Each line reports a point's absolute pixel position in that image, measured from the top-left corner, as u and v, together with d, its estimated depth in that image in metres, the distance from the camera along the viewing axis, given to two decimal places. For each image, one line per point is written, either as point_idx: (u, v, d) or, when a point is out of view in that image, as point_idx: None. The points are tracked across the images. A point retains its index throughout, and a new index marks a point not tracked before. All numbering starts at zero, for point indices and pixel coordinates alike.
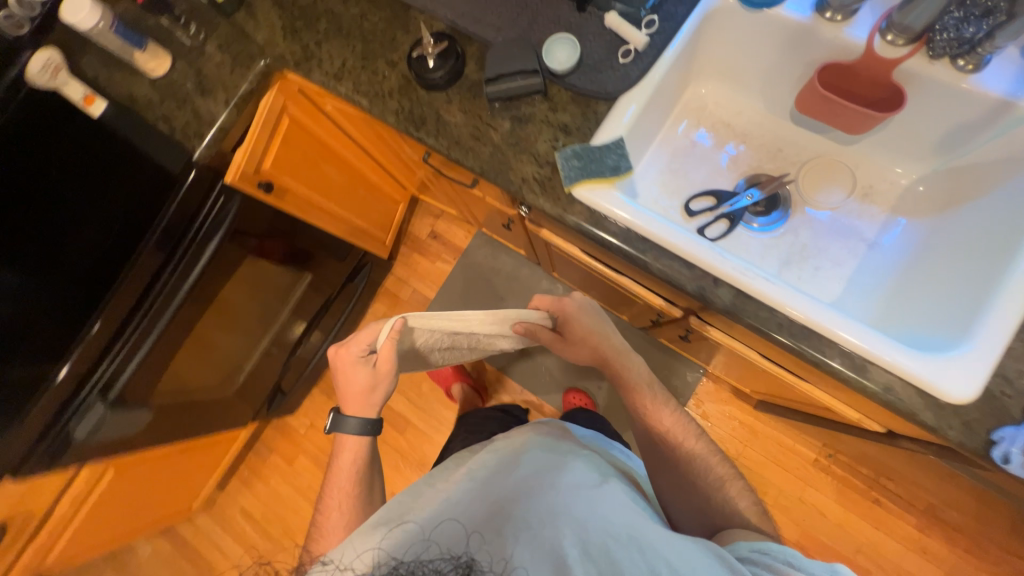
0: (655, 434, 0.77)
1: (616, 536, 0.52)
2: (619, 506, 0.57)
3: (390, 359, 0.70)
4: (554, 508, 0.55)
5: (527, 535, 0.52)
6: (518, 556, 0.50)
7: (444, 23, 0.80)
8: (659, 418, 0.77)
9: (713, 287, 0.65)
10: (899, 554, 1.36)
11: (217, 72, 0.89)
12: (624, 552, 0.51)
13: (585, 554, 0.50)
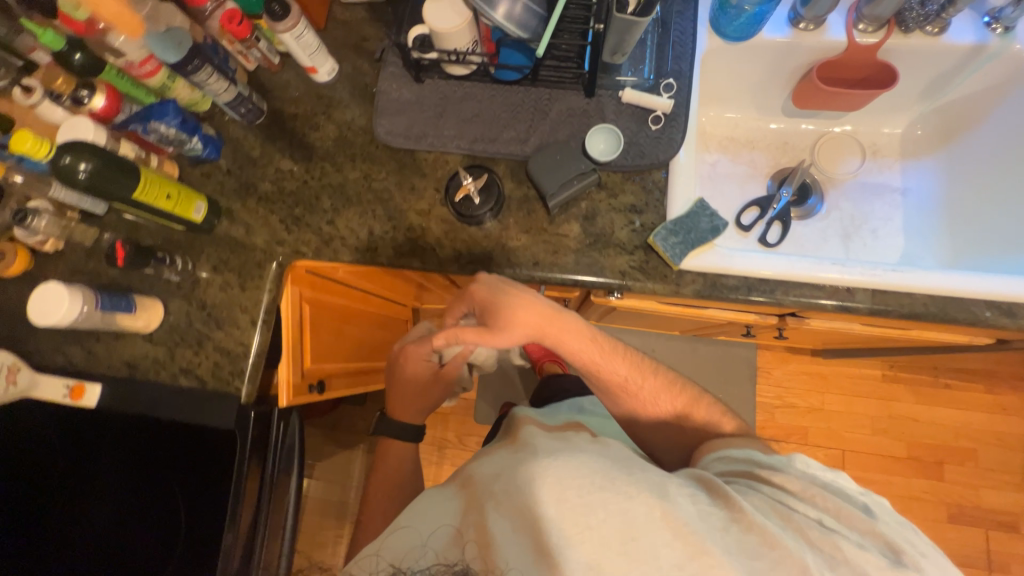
0: (610, 385, 0.72)
1: (587, 487, 0.49)
2: (601, 460, 0.53)
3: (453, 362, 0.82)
4: (519, 479, 0.51)
5: (510, 505, 0.50)
6: (501, 532, 0.49)
7: (460, 154, 0.77)
8: (613, 369, 0.70)
9: (850, 297, 0.66)
10: (989, 421, 1.46)
11: (225, 296, 0.77)
12: (595, 500, 0.48)
13: (563, 513, 0.47)
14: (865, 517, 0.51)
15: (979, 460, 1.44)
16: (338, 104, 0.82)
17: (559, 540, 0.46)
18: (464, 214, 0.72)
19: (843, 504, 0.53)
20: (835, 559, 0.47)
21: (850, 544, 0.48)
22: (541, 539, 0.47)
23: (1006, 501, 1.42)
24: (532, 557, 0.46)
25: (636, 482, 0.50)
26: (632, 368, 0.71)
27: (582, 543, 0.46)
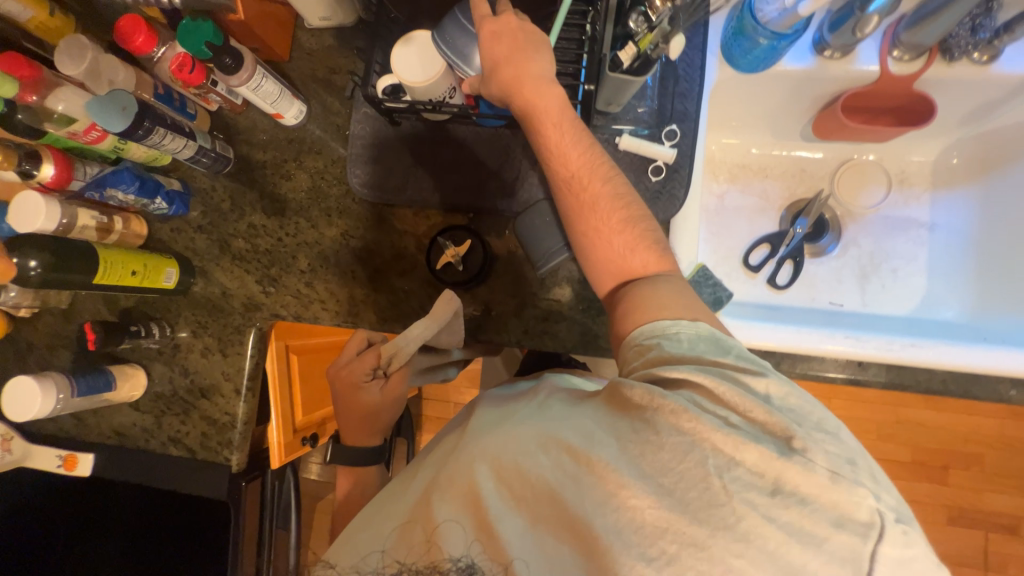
0: (586, 234, 0.55)
1: (523, 453, 0.44)
2: (538, 414, 0.47)
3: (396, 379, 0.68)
4: (456, 458, 0.47)
5: (446, 486, 0.45)
6: (438, 509, 0.44)
7: (442, 209, 0.71)
8: (599, 226, 0.55)
9: (862, 372, 0.63)
10: (1000, 426, 1.43)
11: (207, 363, 0.74)
12: (526, 462, 0.43)
13: (498, 485, 0.43)
14: (781, 409, 0.40)
15: (986, 464, 1.43)
16: (309, 148, 0.75)
17: (495, 513, 0.42)
18: (449, 281, 0.67)
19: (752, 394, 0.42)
20: (755, 474, 0.38)
21: (766, 444, 0.38)
22: (479, 513, 0.43)
23: (1009, 504, 1.42)
24: (474, 532, 0.43)
25: (568, 431, 0.44)
26: (616, 211, 0.54)
27: (518, 505, 0.43)
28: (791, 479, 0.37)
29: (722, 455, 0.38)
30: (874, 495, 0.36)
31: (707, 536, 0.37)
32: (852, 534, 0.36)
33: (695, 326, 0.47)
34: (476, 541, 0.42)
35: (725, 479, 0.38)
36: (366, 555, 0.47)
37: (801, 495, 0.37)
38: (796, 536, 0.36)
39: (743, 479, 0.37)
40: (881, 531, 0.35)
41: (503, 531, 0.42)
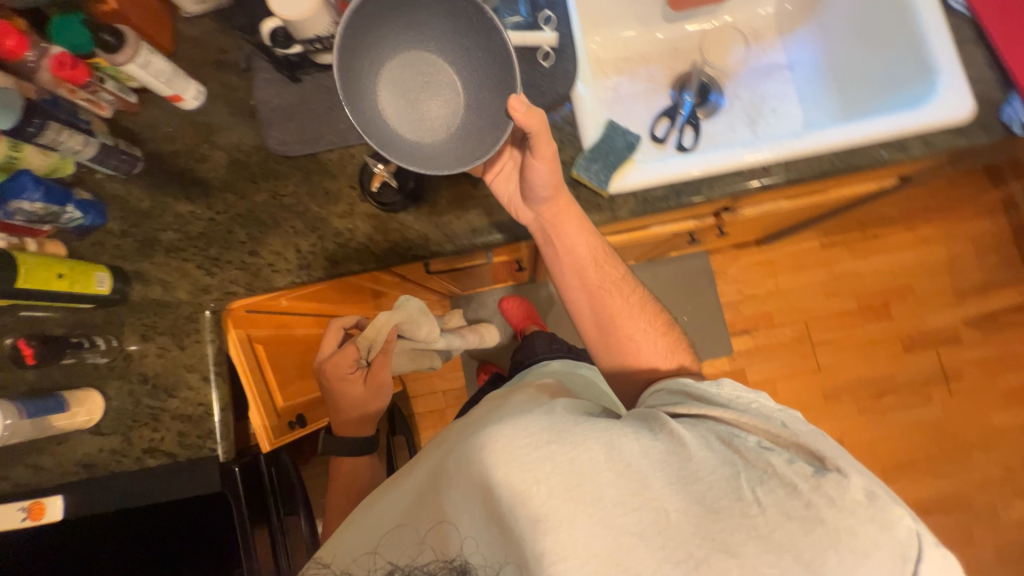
0: (619, 337, 0.71)
1: (529, 450, 0.51)
2: (544, 417, 0.54)
3: (380, 366, 0.83)
4: (464, 458, 0.54)
5: (455, 485, 0.54)
6: (449, 505, 0.54)
7: (364, 144, 0.73)
8: (630, 330, 0.71)
9: (767, 174, 0.71)
10: (916, 255, 1.62)
11: (165, 362, 0.71)
12: (537, 460, 0.50)
13: (507, 482, 0.50)
14: (800, 434, 0.52)
15: (916, 291, 1.60)
16: (218, 127, 0.76)
17: (507, 508, 0.50)
18: (388, 203, 0.69)
19: (764, 423, 0.54)
20: (769, 486, 0.48)
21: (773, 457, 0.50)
22: (491, 511, 0.51)
23: (945, 318, 1.59)
24: (484, 526, 0.52)
25: (574, 434, 0.52)
26: (636, 310, 0.71)
27: (528, 502, 0.49)
28: (814, 494, 0.47)
29: (726, 459, 0.51)
30: (909, 516, 0.46)
31: (739, 544, 0.46)
32: (893, 552, 0.45)
33: (718, 383, 0.61)
34: (490, 538, 0.52)
35: (726, 473, 0.50)
36: (359, 557, 0.57)
37: (835, 504, 0.46)
38: (834, 548, 0.45)
39: (748, 474, 0.49)
40: (918, 553, 0.45)
41: (514, 528, 0.50)
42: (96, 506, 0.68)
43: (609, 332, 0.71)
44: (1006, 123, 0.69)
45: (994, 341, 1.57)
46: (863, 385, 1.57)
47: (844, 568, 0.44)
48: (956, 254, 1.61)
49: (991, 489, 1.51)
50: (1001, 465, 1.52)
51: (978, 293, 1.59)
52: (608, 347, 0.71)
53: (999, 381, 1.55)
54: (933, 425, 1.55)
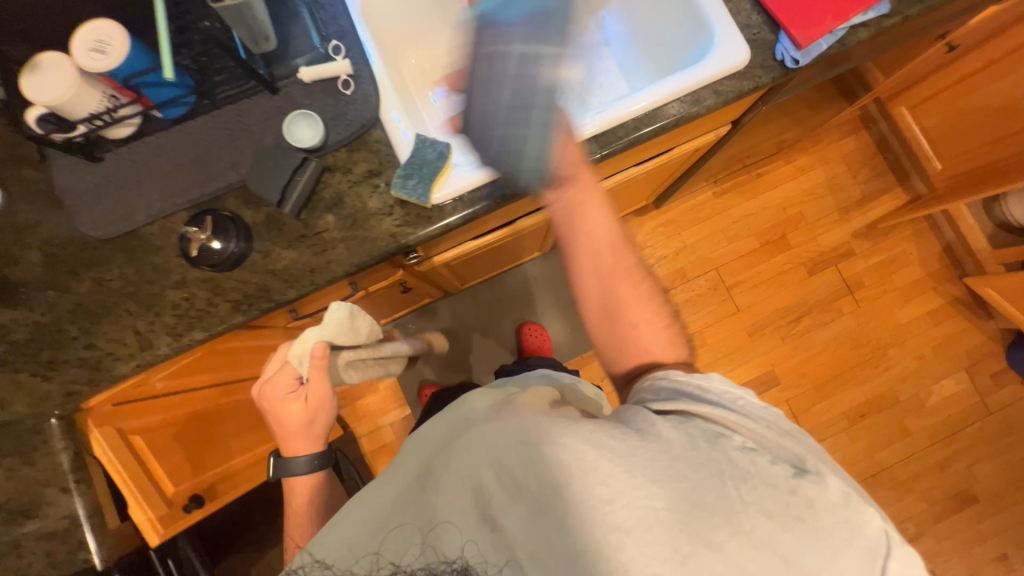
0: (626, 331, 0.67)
1: (517, 453, 0.52)
2: (529, 419, 0.55)
3: (320, 383, 0.74)
4: (454, 457, 0.56)
5: (444, 484, 0.55)
6: (439, 504, 0.54)
7: (183, 210, 0.71)
8: (636, 318, 0.67)
9: (581, 152, 0.74)
10: (799, 185, 1.73)
11: (15, 485, 0.66)
12: (524, 459, 0.52)
13: (497, 482, 0.53)
14: (783, 437, 0.54)
15: (807, 218, 1.71)
16: (26, 225, 0.72)
17: (499, 509, 0.52)
18: (214, 264, 0.67)
19: (752, 419, 0.56)
20: (755, 463, 0.49)
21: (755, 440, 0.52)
22: (483, 512, 0.53)
23: (837, 236, 1.70)
24: (474, 527, 0.52)
25: (563, 433, 0.52)
26: (648, 305, 0.67)
27: (518, 500, 0.51)
28: (794, 481, 0.47)
29: (707, 435, 0.52)
30: (881, 517, 0.46)
31: (724, 539, 0.45)
32: (863, 553, 0.45)
33: (707, 377, 0.60)
34: (482, 540, 0.52)
35: (708, 451, 0.50)
36: (358, 560, 0.55)
37: (811, 504, 0.46)
38: (812, 544, 0.45)
39: (723, 450, 0.50)
40: (887, 550, 0.45)
41: (504, 525, 0.51)
42: None
43: (616, 323, 0.67)
44: (780, 60, 0.75)
45: (882, 247, 1.69)
46: (781, 315, 1.65)
47: (821, 563, 0.44)
48: (833, 176, 1.73)
49: (912, 380, 1.63)
50: (914, 357, 1.64)
51: (860, 207, 1.71)
52: (619, 343, 0.68)
53: (895, 281, 1.68)
54: (849, 335, 1.65)
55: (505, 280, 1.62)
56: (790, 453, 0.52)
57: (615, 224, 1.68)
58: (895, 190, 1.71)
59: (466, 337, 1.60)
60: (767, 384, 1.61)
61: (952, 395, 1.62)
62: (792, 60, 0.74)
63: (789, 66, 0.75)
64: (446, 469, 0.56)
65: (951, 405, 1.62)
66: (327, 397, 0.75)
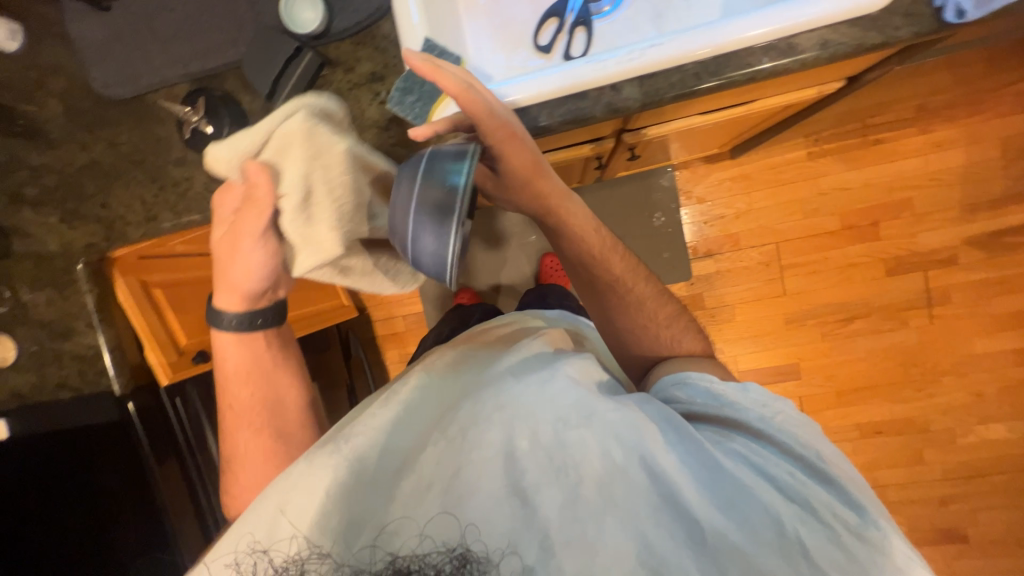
0: (637, 328, 0.78)
1: (562, 432, 0.58)
2: (574, 398, 0.62)
3: (247, 224, 0.56)
4: (478, 436, 0.58)
5: (471, 443, 0.58)
6: (470, 466, 0.56)
7: (184, 82, 0.68)
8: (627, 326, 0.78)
9: (617, 95, 0.60)
10: (923, 164, 1.39)
11: (54, 311, 0.78)
12: (570, 440, 0.58)
13: (533, 459, 0.56)
14: (823, 464, 0.59)
15: (916, 207, 1.40)
16: (46, 68, 0.72)
17: (534, 485, 0.55)
18: (206, 150, 0.66)
19: (790, 444, 0.61)
20: (791, 497, 0.56)
21: (783, 468, 0.58)
22: (515, 484, 0.55)
23: (944, 237, 1.40)
24: (511, 499, 0.54)
25: (608, 425, 0.59)
26: (648, 303, 0.78)
27: (556, 483, 0.55)
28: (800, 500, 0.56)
29: (735, 460, 0.59)
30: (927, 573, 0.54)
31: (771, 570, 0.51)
32: None
33: (744, 390, 0.67)
34: (513, 517, 0.53)
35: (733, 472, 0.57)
36: (361, 548, 0.52)
37: (868, 556, 0.53)
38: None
39: (746, 472, 0.58)
40: None
41: (538, 504, 0.54)
42: None
43: (619, 326, 0.78)
44: (939, 9, 0.53)
45: (995, 263, 1.39)
46: (831, 310, 1.47)
47: None
48: (976, 162, 1.37)
49: (954, 413, 1.46)
50: (970, 392, 1.45)
51: (991, 208, 1.38)
52: (635, 337, 0.78)
53: (991, 306, 1.41)
54: (903, 351, 1.46)
55: None
56: (828, 488, 0.57)
57: (676, 167, 1.47)
58: None
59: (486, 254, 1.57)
60: (786, 376, 1.51)
61: (994, 439, 1.46)
62: (956, 11, 0.52)
63: (948, 21, 0.53)
64: (478, 429, 0.59)
65: (986, 449, 1.46)
66: (256, 252, 0.59)
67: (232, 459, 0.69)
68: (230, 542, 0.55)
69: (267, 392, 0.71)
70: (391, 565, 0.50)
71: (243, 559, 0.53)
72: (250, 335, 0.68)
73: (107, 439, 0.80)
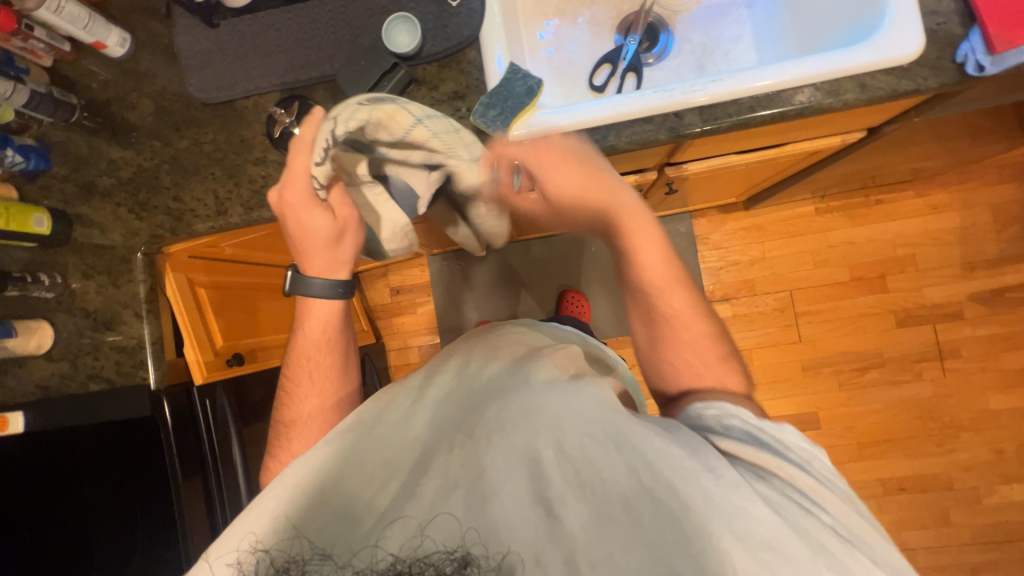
0: (663, 308, 0.71)
1: (588, 442, 0.52)
2: (602, 409, 0.54)
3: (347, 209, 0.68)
4: (500, 435, 0.54)
5: (497, 444, 0.53)
6: (493, 468, 0.51)
7: (276, 91, 0.74)
8: (662, 349, 0.72)
9: (680, 121, 0.67)
10: (922, 224, 1.49)
11: (103, 299, 0.78)
12: (596, 453, 0.51)
13: (560, 468, 0.50)
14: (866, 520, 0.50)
15: (919, 263, 1.49)
16: (145, 75, 0.78)
17: (553, 495, 0.49)
18: (291, 152, 0.71)
19: (829, 491, 0.52)
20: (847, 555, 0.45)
21: (824, 517, 0.49)
22: (538, 494, 0.49)
23: (949, 293, 1.47)
24: (525, 511, 0.48)
25: (637, 443, 0.51)
26: (680, 292, 0.72)
27: (582, 495, 0.49)
28: (849, 563, 0.45)
29: (779, 496, 0.49)
30: None
31: None
32: None
33: (779, 428, 0.58)
34: (529, 531, 0.47)
35: (774, 512, 0.47)
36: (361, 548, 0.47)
37: None
38: None
39: (794, 514, 0.47)
40: None
41: (560, 517, 0.47)
42: (35, 426, 0.73)
43: (649, 349, 0.73)
44: (960, 64, 0.62)
45: (999, 319, 1.45)
46: (846, 359, 1.50)
47: None
48: (970, 225, 1.48)
49: (976, 471, 1.44)
50: (990, 449, 1.44)
51: (990, 267, 1.46)
52: (663, 317, 0.71)
53: (1000, 361, 1.45)
54: (919, 403, 1.47)
55: (560, 242, 1.59)
56: (873, 551, 0.47)
57: (693, 215, 1.56)
58: None
59: (510, 288, 1.61)
60: (805, 425, 1.49)
61: (1020, 501, 1.43)
62: (976, 66, 0.61)
63: (970, 74, 0.62)
64: (500, 434, 0.54)
65: (1013, 511, 1.43)
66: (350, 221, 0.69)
67: (292, 393, 0.74)
68: (228, 539, 0.49)
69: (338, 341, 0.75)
70: (390, 568, 0.44)
71: (246, 556, 0.48)
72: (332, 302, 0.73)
73: (137, 436, 0.76)
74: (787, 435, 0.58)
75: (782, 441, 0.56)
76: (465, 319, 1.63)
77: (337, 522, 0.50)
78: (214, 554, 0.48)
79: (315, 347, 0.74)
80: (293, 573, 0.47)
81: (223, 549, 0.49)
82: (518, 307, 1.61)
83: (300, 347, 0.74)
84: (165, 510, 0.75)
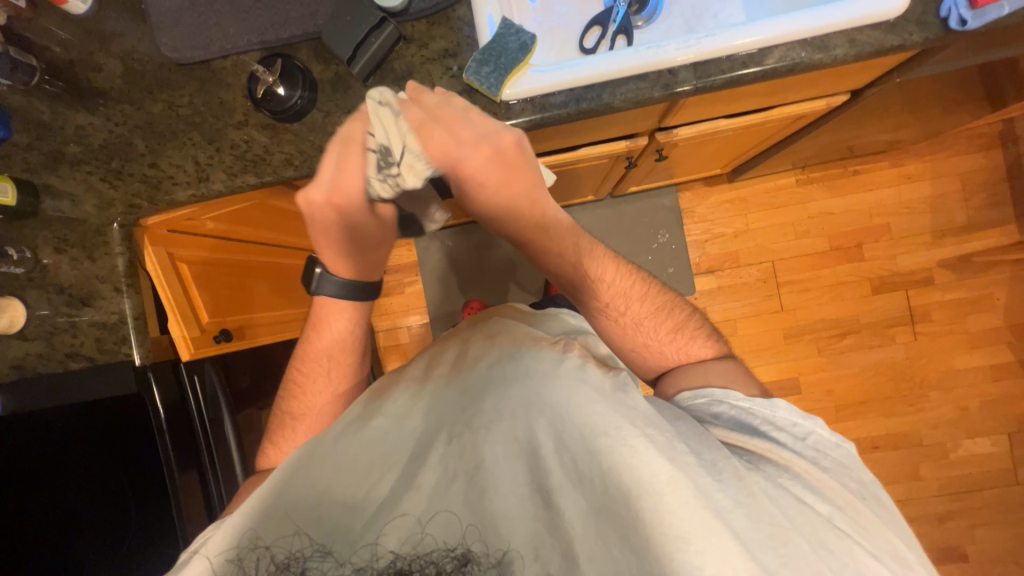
0: (637, 347, 0.74)
1: (590, 433, 0.48)
2: (604, 395, 0.51)
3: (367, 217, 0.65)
4: (502, 424, 0.52)
5: (496, 433, 0.51)
6: (493, 457, 0.50)
7: (257, 50, 0.70)
8: (638, 342, 0.74)
9: (674, 78, 0.67)
10: (895, 194, 1.54)
11: (78, 273, 0.75)
12: (600, 447, 0.47)
13: (558, 458, 0.48)
14: (866, 506, 0.52)
15: (893, 232, 1.54)
16: (111, 33, 0.74)
17: (557, 485, 0.47)
18: (273, 112, 0.67)
19: (830, 478, 0.55)
20: (844, 543, 0.48)
21: (820, 507, 0.51)
22: (539, 485, 0.47)
23: (920, 259, 1.54)
24: (532, 506, 0.46)
25: (643, 436, 0.48)
26: (646, 320, 0.73)
27: (582, 488, 0.46)
28: (845, 552, 0.47)
29: (775, 486, 0.52)
30: None
31: None
32: None
33: (772, 407, 0.62)
34: (530, 524, 0.46)
35: (771, 507, 0.48)
36: (360, 547, 0.45)
37: None
38: None
39: (788, 504, 0.50)
40: None
41: (564, 509, 0.46)
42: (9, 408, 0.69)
43: (619, 345, 0.75)
44: (943, 19, 0.64)
45: (966, 284, 1.53)
46: (825, 325, 1.55)
47: None
48: (941, 194, 1.54)
49: (943, 428, 1.53)
50: (956, 406, 1.53)
51: (958, 234, 1.53)
52: (637, 356, 0.74)
53: (967, 324, 1.53)
54: (892, 366, 1.54)
55: None
56: (872, 540, 0.49)
57: (678, 189, 1.57)
58: (1003, 225, 1.53)
59: (498, 265, 1.61)
60: (787, 391, 1.55)
61: (983, 454, 1.52)
62: (958, 21, 0.63)
63: (953, 28, 0.64)
64: (502, 423, 0.52)
65: (976, 463, 1.52)
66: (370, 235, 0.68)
67: (296, 384, 0.75)
68: (228, 537, 0.49)
69: (343, 344, 0.74)
70: (390, 566, 0.43)
71: (247, 554, 0.47)
72: (345, 304, 0.73)
73: (119, 414, 0.73)
74: (778, 413, 0.62)
75: (772, 422, 0.61)
76: (455, 298, 1.61)
77: (333, 516, 0.49)
78: (214, 550, 0.48)
79: (324, 344, 0.74)
80: (293, 571, 0.45)
81: (222, 544, 0.48)
82: (508, 285, 1.61)
83: (318, 349, 0.74)
84: (162, 485, 0.75)
